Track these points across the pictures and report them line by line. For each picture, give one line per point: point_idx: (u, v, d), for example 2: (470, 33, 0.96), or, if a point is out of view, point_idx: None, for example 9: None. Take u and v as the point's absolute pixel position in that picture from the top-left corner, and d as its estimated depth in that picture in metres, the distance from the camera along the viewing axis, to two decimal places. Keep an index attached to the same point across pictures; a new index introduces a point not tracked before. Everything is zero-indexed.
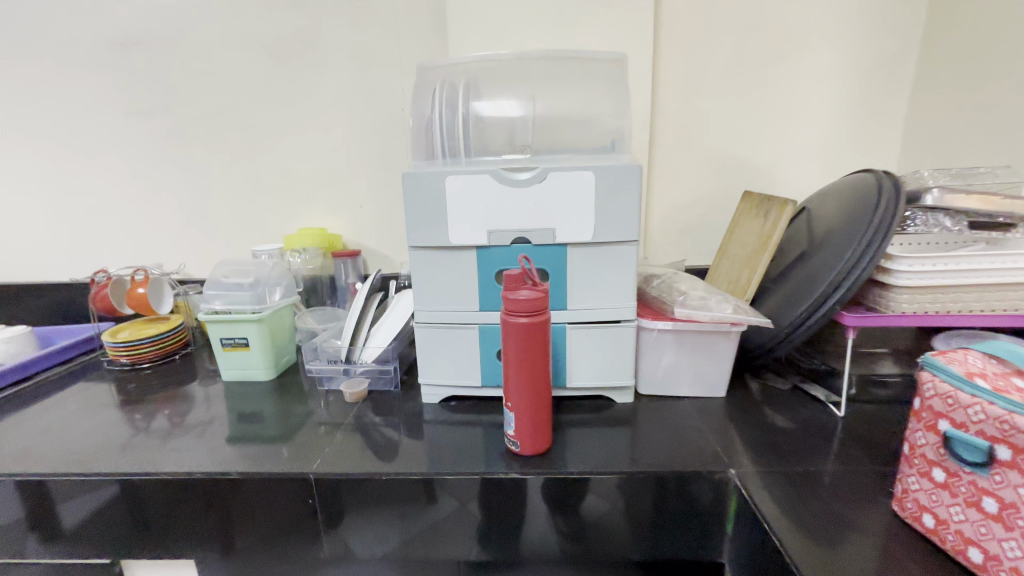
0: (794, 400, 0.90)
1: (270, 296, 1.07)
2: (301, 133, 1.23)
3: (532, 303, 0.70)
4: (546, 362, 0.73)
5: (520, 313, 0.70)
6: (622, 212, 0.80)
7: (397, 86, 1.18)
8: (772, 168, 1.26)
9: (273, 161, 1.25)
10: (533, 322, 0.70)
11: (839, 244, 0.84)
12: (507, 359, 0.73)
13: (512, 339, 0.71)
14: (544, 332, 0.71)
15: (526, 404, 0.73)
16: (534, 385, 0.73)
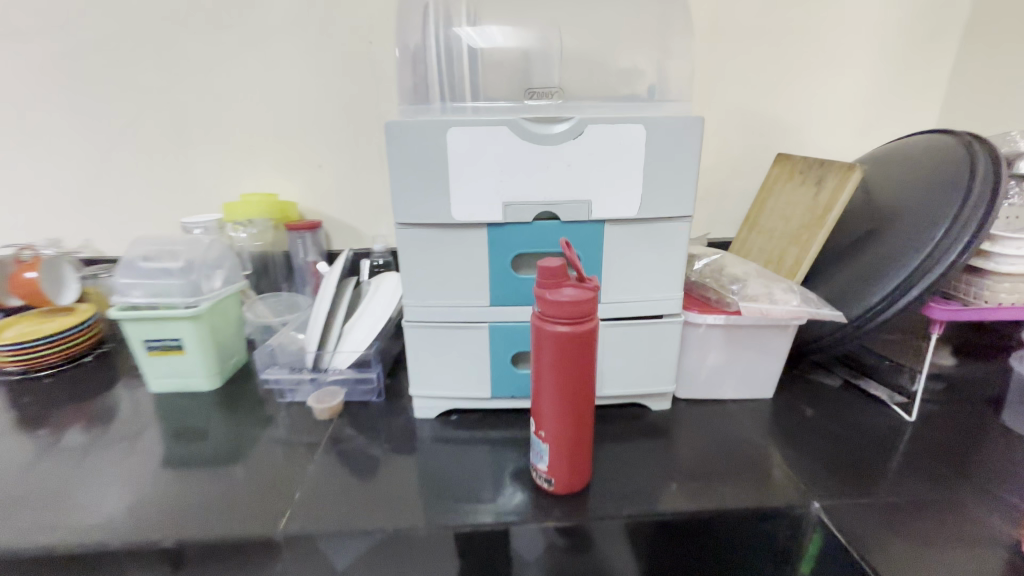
0: (850, 401, 0.79)
1: (210, 284, 0.83)
2: (236, 71, 0.96)
3: (579, 308, 0.51)
4: (591, 381, 0.56)
5: (562, 321, 0.52)
6: (676, 179, 0.63)
7: (362, 9, 0.92)
8: (802, 129, 1.09)
9: (201, 108, 0.98)
10: (579, 333, 0.52)
11: (921, 220, 0.69)
12: (540, 378, 0.55)
13: (549, 354, 0.54)
14: (591, 345, 0.54)
15: (564, 434, 0.56)
16: (575, 411, 0.56)
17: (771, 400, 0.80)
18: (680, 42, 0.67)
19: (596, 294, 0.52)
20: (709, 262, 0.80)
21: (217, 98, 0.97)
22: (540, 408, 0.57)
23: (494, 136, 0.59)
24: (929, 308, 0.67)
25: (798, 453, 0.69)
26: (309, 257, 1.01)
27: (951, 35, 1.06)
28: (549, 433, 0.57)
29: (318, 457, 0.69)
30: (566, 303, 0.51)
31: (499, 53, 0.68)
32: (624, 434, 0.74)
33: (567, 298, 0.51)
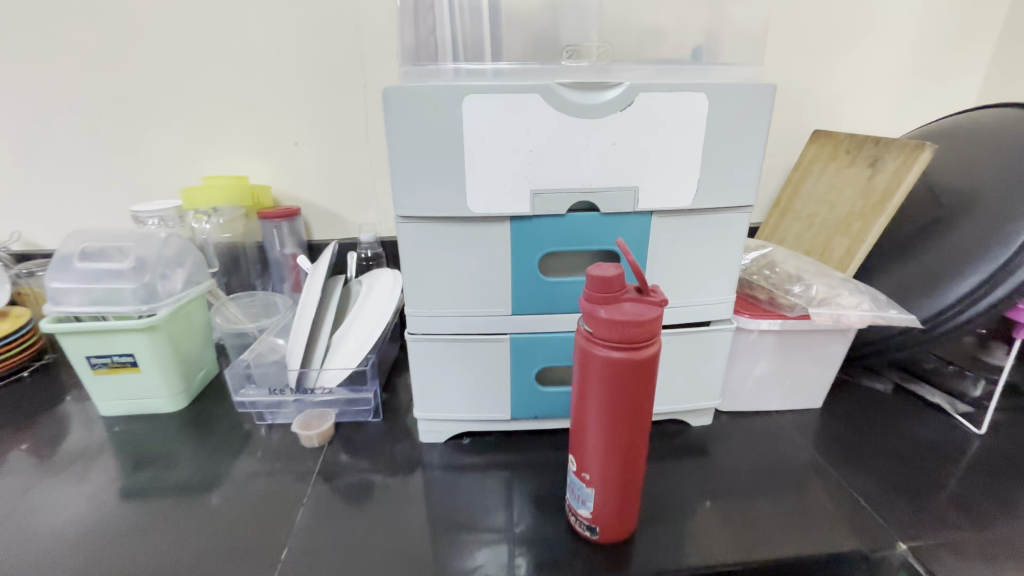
0: (907, 409, 0.71)
1: (169, 286, 0.70)
2: (191, 28, 0.80)
3: (640, 331, 0.40)
4: (648, 413, 0.45)
5: (616, 345, 0.41)
6: (740, 162, 0.52)
7: None
8: (835, 102, 0.94)
9: (149, 73, 0.82)
10: (637, 359, 0.41)
11: (1007, 208, 0.60)
12: (586, 409, 0.45)
13: (598, 383, 0.43)
14: (650, 373, 0.43)
15: (613, 475, 0.46)
16: (629, 450, 0.46)
17: (820, 411, 0.71)
18: None
19: (660, 311, 0.41)
20: (757, 257, 0.70)
21: (169, 61, 0.81)
22: (583, 444, 0.47)
23: (521, 107, 0.47)
24: (1015, 311, 0.60)
25: (860, 474, 0.61)
26: (287, 250, 0.89)
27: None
28: (595, 475, 0.47)
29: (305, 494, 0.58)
30: (624, 324, 0.40)
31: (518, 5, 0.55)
32: (662, 455, 0.64)
33: (625, 316, 0.40)
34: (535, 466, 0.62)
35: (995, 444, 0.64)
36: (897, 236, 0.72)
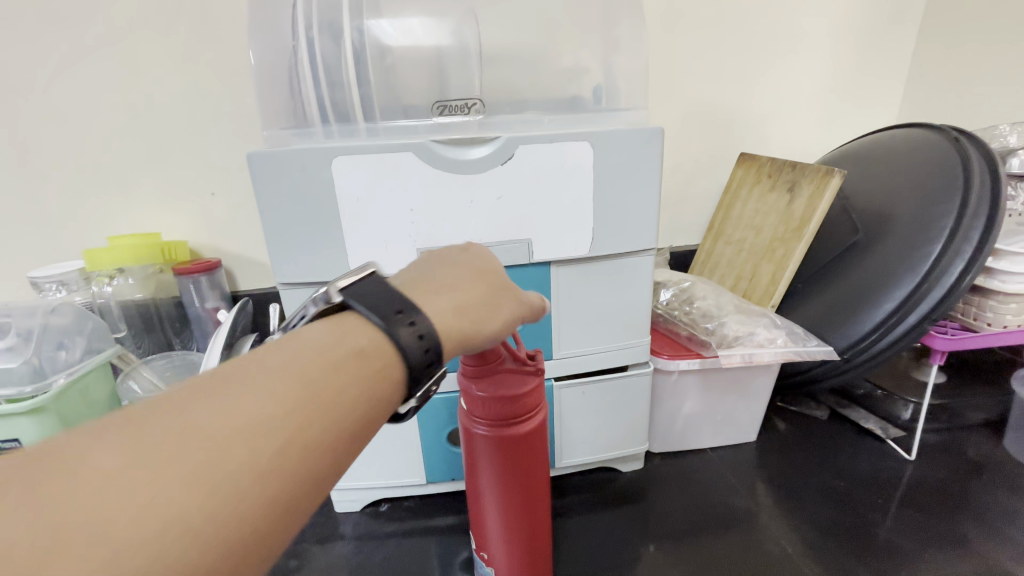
0: (843, 436, 0.70)
1: (63, 358, 0.65)
2: (58, 80, 0.70)
3: (517, 405, 0.39)
4: (543, 484, 0.43)
5: (498, 423, 0.39)
6: (634, 209, 0.50)
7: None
8: (762, 122, 0.93)
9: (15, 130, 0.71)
10: (522, 434, 0.39)
11: (913, 233, 0.60)
12: (477, 487, 0.43)
13: (486, 464, 0.40)
14: (539, 445, 0.41)
15: (514, 554, 0.44)
16: (527, 525, 0.43)
17: (755, 444, 0.70)
18: (626, 34, 0.52)
19: (539, 380, 0.40)
20: (676, 292, 0.70)
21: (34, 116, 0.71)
22: (482, 527, 0.44)
23: (397, 167, 0.45)
24: (930, 337, 0.59)
25: (794, 511, 0.58)
26: (208, 304, 0.81)
27: (914, 13, 0.90)
28: (497, 555, 0.44)
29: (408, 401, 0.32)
30: (500, 401, 0.38)
31: (402, 52, 0.49)
32: (592, 504, 0.61)
33: (502, 392, 0.38)
34: (458, 529, 0.58)
35: (925, 471, 0.63)
36: (818, 261, 0.72)
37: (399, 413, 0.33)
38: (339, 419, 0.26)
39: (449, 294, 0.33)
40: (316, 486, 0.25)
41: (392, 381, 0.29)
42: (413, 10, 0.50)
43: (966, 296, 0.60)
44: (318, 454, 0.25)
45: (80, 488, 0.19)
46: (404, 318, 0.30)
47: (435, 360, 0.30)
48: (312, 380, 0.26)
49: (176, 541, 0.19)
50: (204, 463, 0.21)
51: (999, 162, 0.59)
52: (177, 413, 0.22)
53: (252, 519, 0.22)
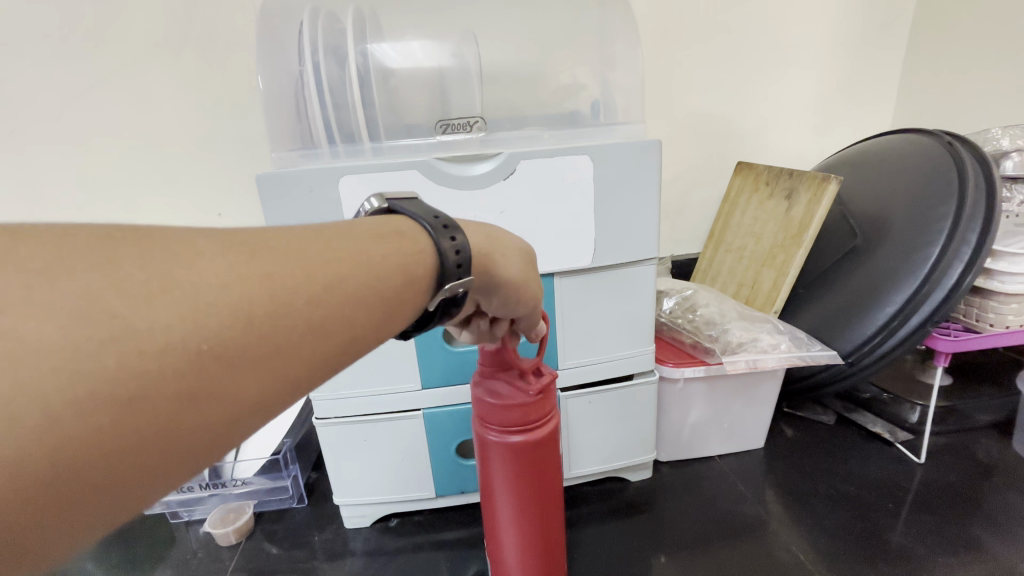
0: (851, 440, 0.70)
1: None
2: (67, 110, 0.71)
3: (531, 410, 0.39)
4: (557, 486, 0.44)
5: (511, 429, 0.40)
6: (634, 220, 0.51)
7: (224, 19, 0.71)
8: (758, 131, 0.94)
9: (21, 158, 0.72)
10: (534, 440, 0.40)
11: (912, 236, 0.61)
12: (492, 496, 0.43)
13: (499, 471, 0.41)
14: (552, 449, 0.42)
15: (531, 559, 0.44)
16: (543, 532, 0.43)
17: (763, 450, 0.70)
18: (621, 51, 0.53)
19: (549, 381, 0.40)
20: (678, 300, 0.70)
21: (41, 144, 0.72)
22: (497, 537, 0.44)
23: (403, 185, 0.46)
24: (932, 339, 0.59)
25: (807, 517, 0.58)
26: None
27: (901, 23, 0.92)
28: (513, 560, 0.44)
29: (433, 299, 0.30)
30: (514, 405, 0.39)
31: (404, 74, 0.51)
32: (601, 515, 0.61)
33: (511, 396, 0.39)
34: (468, 542, 0.58)
35: (935, 474, 0.63)
36: (818, 266, 0.73)
37: (427, 312, 0.31)
38: (383, 289, 0.26)
39: (473, 225, 0.34)
40: (354, 342, 0.25)
41: (430, 281, 0.29)
42: (414, 34, 0.51)
43: (967, 298, 0.61)
44: (361, 312, 0.25)
45: (180, 259, 0.21)
46: (446, 232, 0.30)
47: (466, 268, 0.30)
48: (365, 249, 0.27)
49: (213, 318, 0.20)
50: (266, 276, 0.22)
51: (992, 165, 0.60)
52: (256, 237, 0.24)
53: (299, 338, 0.23)
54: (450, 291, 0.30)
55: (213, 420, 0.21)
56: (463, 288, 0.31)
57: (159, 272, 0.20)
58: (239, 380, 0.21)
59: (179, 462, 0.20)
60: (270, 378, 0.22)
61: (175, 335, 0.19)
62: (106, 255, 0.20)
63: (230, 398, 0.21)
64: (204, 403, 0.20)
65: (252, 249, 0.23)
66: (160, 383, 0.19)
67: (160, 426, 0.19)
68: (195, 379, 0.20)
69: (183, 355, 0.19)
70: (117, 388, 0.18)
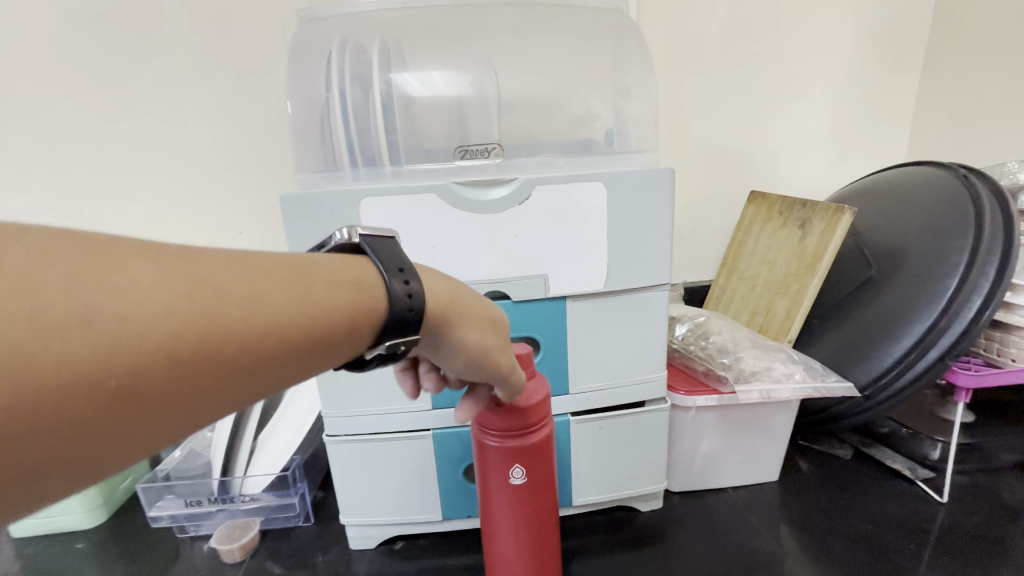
0: (869, 478, 0.68)
1: None
2: (103, 132, 0.75)
3: (528, 420, 0.43)
4: (547, 500, 0.47)
5: (506, 434, 0.43)
6: (648, 245, 0.52)
7: (257, 48, 0.75)
8: (771, 161, 0.95)
9: (59, 179, 0.76)
10: (530, 446, 0.44)
11: (929, 268, 0.60)
12: (490, 498, 0.46)
13: (497, 473, 0.45)
14: (541, 461, 0.45)
15: (524, 554, 0.47)
16: (536, 529, 0.47)
17: (777, 484, 0.68)
18: (636, 81, 0.55)
19: (539, 399, 0.44)
20: (691, 327, 0.70)
21: (74, 164, 0.76)
22: (495, 537, 0.48)
23: (422, 208, 0.48)
24: (953, 373, 0.58)
25: (825, 557, 0.56)
26: None
27: (914, 58, 0.94)
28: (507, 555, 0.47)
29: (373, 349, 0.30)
30: (512, 415, 0.43)
31: (425, 102, 0.53)
32: (610, 545, 0.60)
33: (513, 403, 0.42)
34: (473, 568, 0.57)
35: (959, 515, 0.60)
36: (832, 297, 0.72)
37: (363, 356, 0.31)
38: (319, 339, 0.27)
39: (441, 276, 0.34)
40: (278, 382, 0.27)
41: (377, 329, 0.30)
42: (437, 65, 0.54)
43: (987, 331, 0.59)
44: (290, 354, 0.26)
45: (110, 289, 0.21)
46: (401, 282, 0.30)
47: (416, 320, 0.30)
48: (316, 296, 0.27)
49: (129, 353, 0.21)
50: (207, 309, 0.23)
51: (1009, 198, 0.60)
52: (205, 269, 0.24)
53: (218, 379, 0.24)
54: (389, 347, 0.30)
55: (114, 439, 0.23)
56: (406, 344, 0.31)
57: (95, 298, 0.21)
58: (150, 411, 0.23)
59: (88, 468, 0.23)
60: (180, 408, 0.24)
61: (87, 370, 0.21)
62: (53, 268, 0.21)
63: (134, 423, 0.23)
64: (106, 430, 0.22)
65: (188, 282, 0.23)
66: (64, 407, 0.21)
67: (64, 445, 0.21)
68: (109, 405, 0.22)
69: (90, 387, 0.21)
70: (19, 410, 0.20)
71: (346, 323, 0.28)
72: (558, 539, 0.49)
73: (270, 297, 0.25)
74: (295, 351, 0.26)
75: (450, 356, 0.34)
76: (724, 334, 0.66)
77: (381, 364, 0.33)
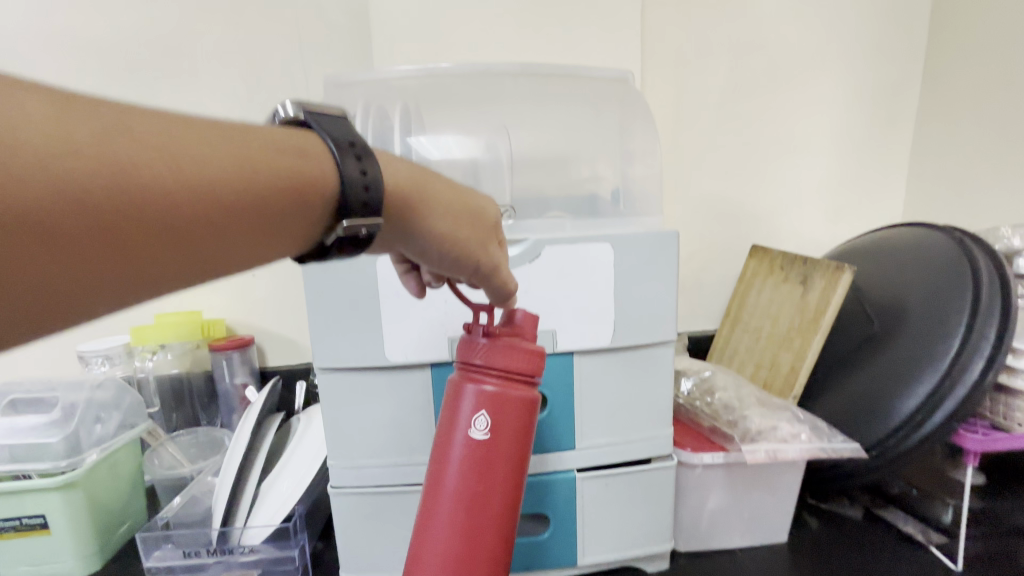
0: (881, 542, 0.66)
1: (99, 431, 0.68)
2: None
3: (510, 362, 0.43)
4: (506, 480, 0.43)
5: (489, 373, 0.43)
6: (654, 304, 0.53)
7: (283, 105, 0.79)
8: (772, 215, 0.98)
9: None
10: (510, 394, 0.43)
11: (931, 328, 0.61)
12: (460, 457, 0.43)
13: (468, 421, 0.43)
14: (514, 422, 0.43)
15: (498, 528, 0.43)
16: (511, 498, 0.44)
17: (787, 545, 0.66)
18: (643, 148, 0.58)
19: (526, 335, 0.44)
20: (696, 381, 0.71)
21: None
22: (461, 521, 0.42)
23: None
24: (960, 436, 0.57)
25: None
26: (237, 380, 0.87)
27: (906, 121, 0.98)
28: (476, 534, 0.43)
29: (337, 229, 0.34)
30: (495, 351, 0.43)
31: (442, 165, 0.56)
32: None
33: (504, 342, 0.43)
34: None
35: None
36: (836, 354, 0.73)
37: (325, 242, 0.35)
38: (278, 207, 0.31)
39: (398, 166, 0.38)
40: (239, 234, 0.30)
41: (331, 198, 0.34)
42: (454, 131, 0.57)
43: (992, 394, 0.60)
44: (248, 203, 0.30)
45: (70, 121, 0.24)
46: (358, 162, 0.34)
47: (373, 205, 0.35)
48: (273, 165, 0.31)
49: (100, 174, 0.24)
50: (170, 150, 0.27)
51: (1004, 265, 0.61)
52: (159, 120, 0.27)
53: (197, 234, 0.28)
54: (351, 229, 0.34)
55: (83, 265, 0.25)
56: (367, 229, 0.35)
57: (81, 143, 0.24)
58: (134, 253, 0.26)
59: (60, 297, 0.25)
60: (148, 242, 0.26)
61: (59, 185, 0.23)
62: (31, 108, 0.23)
63: (103, 250, 0.25)
64: (80, 252, 0.24)
65: (145, 126, 0.26)
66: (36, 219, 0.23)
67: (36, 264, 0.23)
68: (77, 230, 0.24)
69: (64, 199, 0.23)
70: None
71: (300, 185, 0.32)
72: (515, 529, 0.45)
73: (223, 149, 0.29)
74: (252, 202, 0.30)
75: (418, 238, 0.40)
76: (730, 391, 0.66)
77: (342, 256, 0.37)
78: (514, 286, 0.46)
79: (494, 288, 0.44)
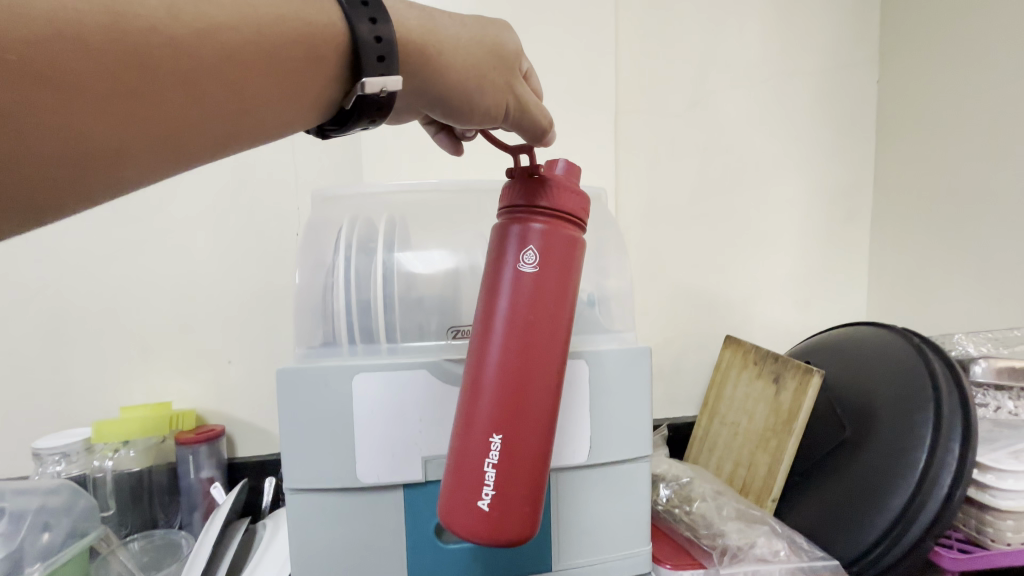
0: None
1: (45, 541, 0.64)
2: None
3: (551, 207, 0.42)
4: (549, 328, 0.42)
5: (532, 214, 0.42)
6: (629, 420, 0.54)
7: None
8: (744, 304, 1.02)
9: None
10: (552, 235, 0.42)
11: (900, 437, 0.62)
12: (500, 301, 0.42)
13: (506, 268, 0.42)
14: (556, 265, 0.42)
15: (533, 385, 0.42)
16: (550, 350, 0.42)
17: None
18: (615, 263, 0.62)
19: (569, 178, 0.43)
20: (676, 488, 0.71)
21: None
22: (488, 367, 0.42)
23: (413, 384, 0.50)
24: (936, 554, 0.59)
25: None
26: (203, 475, 0.83)
27: (862, 219, 1.05)
28: (500, 389, 0.41)
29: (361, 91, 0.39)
30: (533, 199, 0.43)
31: (423, 277, 0.58)
32: None
33: (541, 188, 0.42)
34: None
35: None
36: (812, 457, 0.73)
37: (345, 105, 0.41)
38: (287, 63, 0.36)
39: (406, 17, 0.41)
40: (261, 78, 0.36)
41: (342, 47, 0.38)
42: (436, 244, 0.60)
43: (965, 507, 0.60)
44: (263, 49, 0.35)
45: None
46: (366, 14, 0.38)
47: (387, 58, 0.38)
48: (273, 16, 0.35)
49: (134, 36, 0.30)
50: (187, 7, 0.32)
51: (960, 372, 0.64)
52: None
53: (213, 88, 0.34)
54: (372, 87, 0.38)
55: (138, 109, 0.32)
56: (385, 91, 0.39)
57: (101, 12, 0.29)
58: (164, 103, 0.32)
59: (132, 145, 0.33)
60: (184, 87, 0.33)
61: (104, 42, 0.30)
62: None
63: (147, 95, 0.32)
64: (132, 96, 0.31)
65: None
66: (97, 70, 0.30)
67: (110, 105, 0.31)
68: (124, 78, 0.31)
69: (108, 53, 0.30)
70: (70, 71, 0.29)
71: (311, 33, 0.37)
72: (550, 396, 0.43)
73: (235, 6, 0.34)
74: (265, 49, 0.35)
75: (437, 90, 0.43)
76: (708, 501, 0.66)
77: (364, 122, 0.42)
78: (547, 122, 0.48)
79: (531, 127, 0.48)
